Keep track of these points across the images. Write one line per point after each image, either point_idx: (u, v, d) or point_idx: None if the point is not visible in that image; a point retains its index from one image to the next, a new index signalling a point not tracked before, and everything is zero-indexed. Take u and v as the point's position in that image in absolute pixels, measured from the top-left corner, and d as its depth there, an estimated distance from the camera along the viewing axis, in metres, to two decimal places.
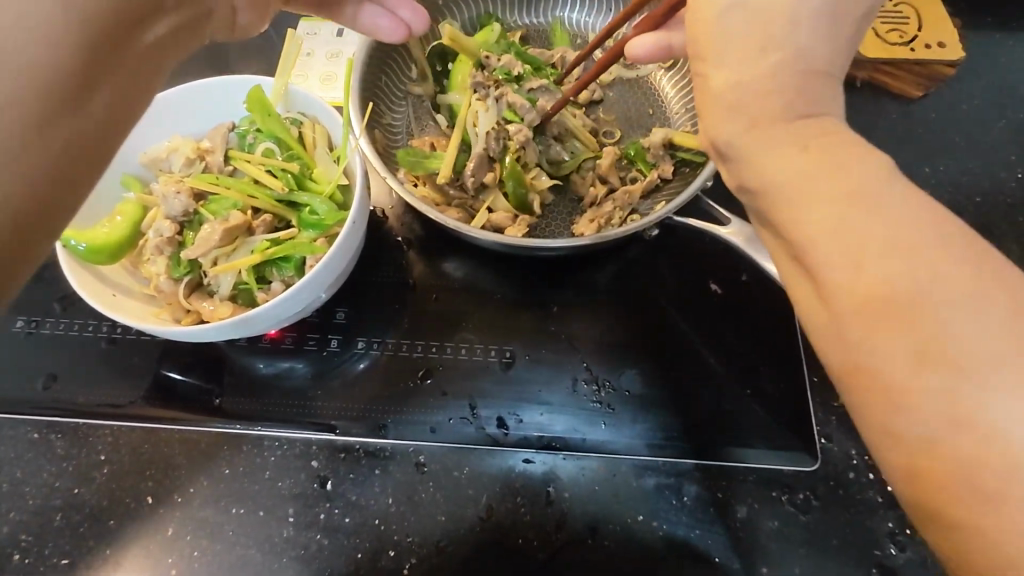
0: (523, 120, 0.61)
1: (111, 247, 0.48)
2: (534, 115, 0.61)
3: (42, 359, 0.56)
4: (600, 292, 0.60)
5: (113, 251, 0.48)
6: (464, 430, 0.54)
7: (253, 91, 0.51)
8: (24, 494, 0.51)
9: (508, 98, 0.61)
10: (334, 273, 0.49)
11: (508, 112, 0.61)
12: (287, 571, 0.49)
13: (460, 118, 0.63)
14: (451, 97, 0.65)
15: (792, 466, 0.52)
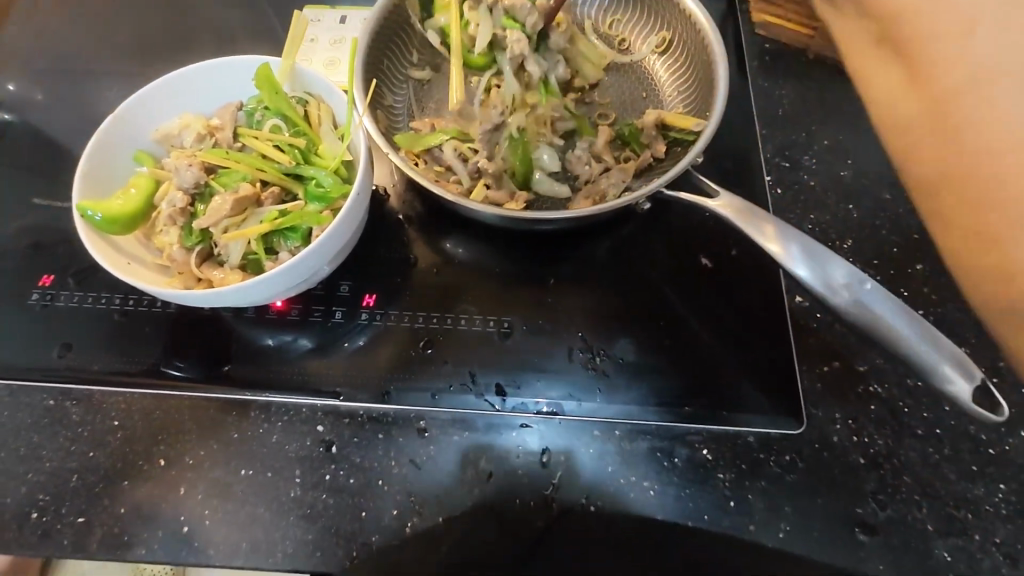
0: (524, 25, 0.63)
1: (126, 218, 0.50)
2: (535, 18, 0.63)
3: (58, 329, 0.59)
4: (595, 267, 0.62)
5: (127, 221, 0.50)
6: (464, 396, 0.56)
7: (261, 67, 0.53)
8: (41, 456, 0.54)
9: (505, 4, 0.63)
10: (339, 243, 0.51)
11: (508, 19, 0.64)
12: (295, 528, 0.51)
13: (457, 37, 0.67)
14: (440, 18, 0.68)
15: (779, 429, 0.54)
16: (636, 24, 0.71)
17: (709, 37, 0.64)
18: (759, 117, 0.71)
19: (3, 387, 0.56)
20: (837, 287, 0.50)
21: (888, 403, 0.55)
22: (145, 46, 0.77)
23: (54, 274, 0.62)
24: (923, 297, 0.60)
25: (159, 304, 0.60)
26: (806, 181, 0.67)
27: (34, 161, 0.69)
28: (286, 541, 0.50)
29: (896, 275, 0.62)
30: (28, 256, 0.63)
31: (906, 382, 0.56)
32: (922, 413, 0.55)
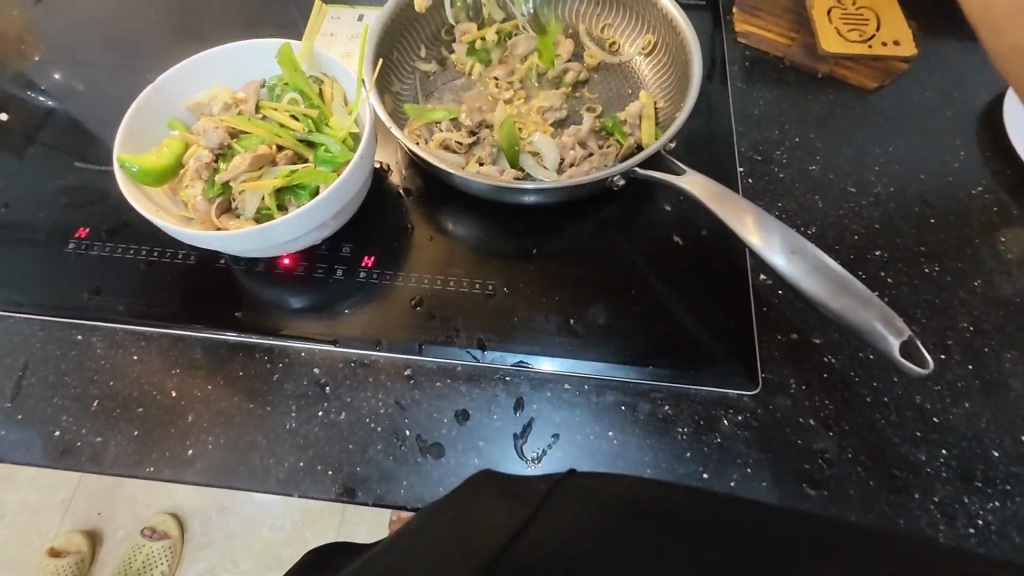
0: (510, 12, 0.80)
1: (157, 171, 0.57)
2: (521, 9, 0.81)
3: (90, 275, 0.66)
4: (575, 240, 0.68)
5: (159, 175, 0.57)
6: (448, 348, 0.61)
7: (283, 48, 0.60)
8: (67, 384, 0.60)
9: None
10: (343, 201, 0.58)
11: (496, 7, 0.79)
12: (289, 456, 0.56)
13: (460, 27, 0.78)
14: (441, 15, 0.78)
15: (736, 390, 0.59)
16: (625, 28, 0.78)
17: (687, 39, 0.70)
18: (735, 116, 0.77)
19: (38, 322, 0.63)
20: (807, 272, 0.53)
21: (840, 372, 0.60)
22: (180, 36, 0.86)
23: (89, 228, 0.69)
24: (880, 280, 0.65)
25: (180, 257, 0.66)
26: (776, 173, 0.72)
27: (77, 135, 0.77)
28: (279, 466, 0.56)
29: (856, 259, 0.66)
30: (67, 213, 0.70)
31: (858, 355, 0.60)
32: (872, 383, 0.59)
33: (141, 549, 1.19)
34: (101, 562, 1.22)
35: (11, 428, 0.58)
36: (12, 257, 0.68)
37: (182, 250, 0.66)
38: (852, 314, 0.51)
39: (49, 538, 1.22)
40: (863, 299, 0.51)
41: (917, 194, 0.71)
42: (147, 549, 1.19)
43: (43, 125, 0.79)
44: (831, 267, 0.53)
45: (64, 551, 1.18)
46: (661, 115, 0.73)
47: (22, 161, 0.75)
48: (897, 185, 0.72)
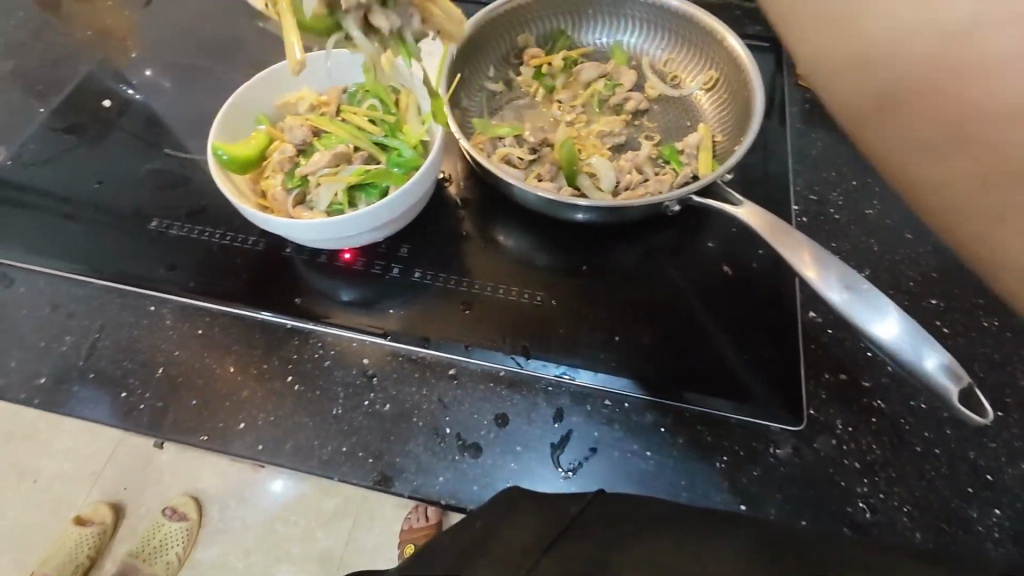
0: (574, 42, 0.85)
1: (245, 160, 0.62)
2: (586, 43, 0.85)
3: (168, 251, 0.70)
4: (626, 261, 0.69)
5: (245, 163, 0.62)
6: (494, 353, 0.63)
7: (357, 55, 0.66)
8: (137, 349, 0.64)
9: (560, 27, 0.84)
10: (409, 202, 0.61)
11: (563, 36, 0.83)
12: (333, 440, 0.58)
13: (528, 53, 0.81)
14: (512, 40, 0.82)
15: (779, 424, 0.58)
16: (688, 62, 0.80)
17: (751, 77, 0.71)
18: (792, 155, 0.78)
19: (116, 290, 0.68)
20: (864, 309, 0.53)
21: (889, 418, 0.58)
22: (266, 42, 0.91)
23: (171, 209, 0.74)
24: (935, 329, 0.64)
25: (250, 243, 0.70)
26: (832, 214, 0.72)
27: (166, 124, 0.83)
28: (322, 449, 0.58)
29: (910, 306, 0.65)
30: (153, 194, 0.76)
31: (909, 402, 0.59)
32: (923, 432, 0.57)
33: (160, 528, 1.23)
34: (121, 536, 1.27)
35: (84, 384, 0.62)
36: (100, 229, 0.73)
37: (253, 237, 0.71)
38: (911, 357, 0.50)
39: (76, 507, 1.27)
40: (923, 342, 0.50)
41: None
42: (165, 528, 1.23)
43: (136, 111, 0.85)
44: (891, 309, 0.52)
45: (88, 521, 1.24)
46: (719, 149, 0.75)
47: (115, 143, 0.81)
48: None
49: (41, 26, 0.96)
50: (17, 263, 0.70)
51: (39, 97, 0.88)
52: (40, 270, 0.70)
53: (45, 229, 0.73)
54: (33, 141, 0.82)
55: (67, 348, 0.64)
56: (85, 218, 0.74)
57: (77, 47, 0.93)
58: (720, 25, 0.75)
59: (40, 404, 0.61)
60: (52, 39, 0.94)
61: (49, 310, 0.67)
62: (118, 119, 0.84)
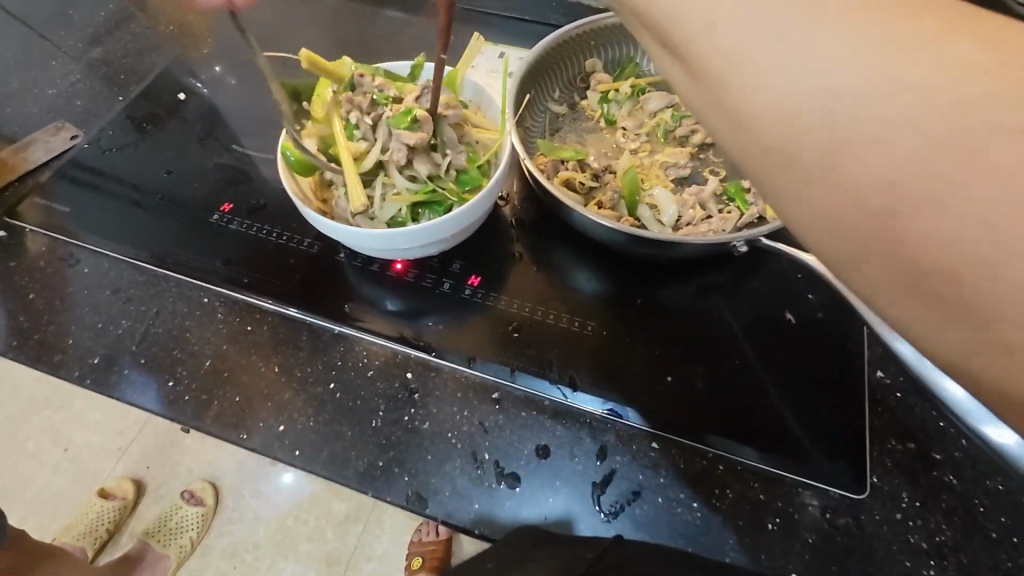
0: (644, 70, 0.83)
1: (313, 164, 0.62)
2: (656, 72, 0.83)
3: (226, 245, 0.72)
4: (682, 297, 0.67)
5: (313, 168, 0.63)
6: (539, 380, 0.61)
7: (420, 63, 0.67)
8: (187, 339, 0.65)
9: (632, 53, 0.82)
10: (469, 220, 0.61)
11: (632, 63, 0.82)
12: (369, 454, 0.57)
13: (596, 78, 0.80)
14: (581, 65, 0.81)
15: (839, 489, 0.54)
16: None
17: None
18: None
19: (174, 279, 0.69)
20: None
21: (961, 497, 0.54)
22: (334, 46, 0.92)
23: (233, 204, 0.76)
24: None
25: (305, 244, 0.71)
26: None
27: (234, 120, 0.85)
28: (359, 460, 0.57)
29: None
30: (218, 188, 0.77)
31: (985, 482, 0.55)
32: (999, 517, 0.53)
33: (176, 512, 1.23)
34: (139, 514, 1.27)
35: (134, 368, 0.63)
36: (164, 218, 0.75)
37: (308, 238, 0.71)
38: None
39: (102, 480, 1.29)
40: None
41: None
42: (182, 512, 1.23)
43: (208, 105, 0.87)
44: None
45: (111, 495, 1.25)
46: None
47: (185, 134, 0.84)
48: None
49: (127, 18, 1.01)
50: (84, 244, 0.73)
51: (119, 85, 0.92)
52: (105, 252, 0.72)
53: (113, 213, 0.76)
54: (109, 127, 0.85)
55: (122, 331, 0.65)
56: (151, 206, 0.76)
57: (158, 41, 0.97)
58: None
59: (91, 384, 0.63)
60: (137, 31, 0.99)
61: (109, 292, 0.69)
62: (189, 112, 0.87)
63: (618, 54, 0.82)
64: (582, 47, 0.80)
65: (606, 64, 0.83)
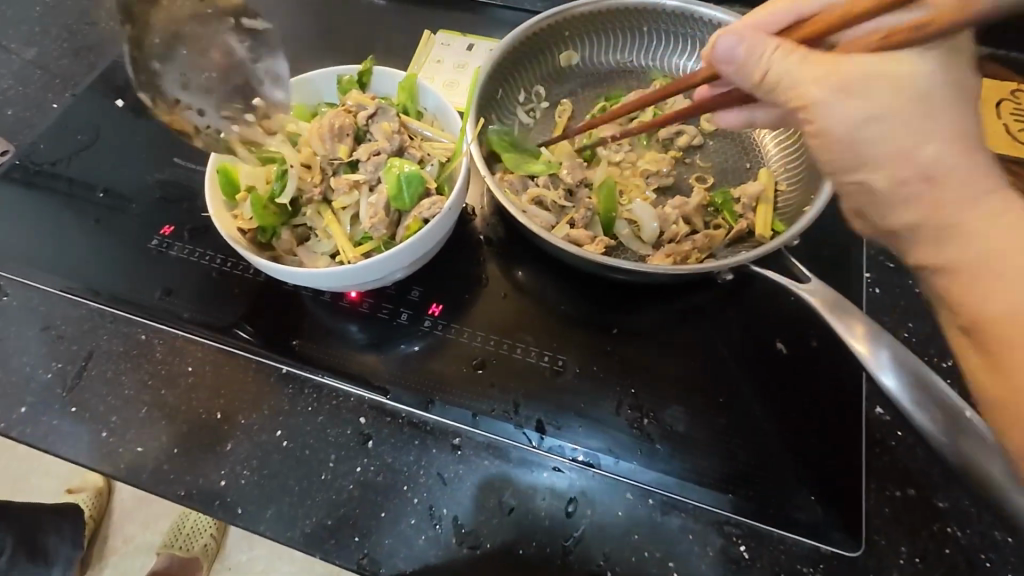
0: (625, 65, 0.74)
1: (232, 179, 0.54)
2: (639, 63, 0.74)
3: (167, 274, 0.66)
4: (662, 324, 0.61)
5: (230, 181, 0.54)
6: (504, 425, 0.56)
7: (367, 69, 0.59)
8: (122, 383, 0.59)
9: (609, 45, 0.73)
10: (420, 252, 0.54)
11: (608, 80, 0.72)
12: (318, 511, 0.53)
13: None
14: (555, 61, 0.72)
15: (832, 546, 0.49)
16: None
17: None
18: None
19: (109, 315, 0.64)
20: (926, 408, 0.46)
21: (965, 551, 0.49)
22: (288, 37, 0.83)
23: (174, 226, 0.69)
24: None
25: (250, 272, 0.65)
26: (911, 287, 0.62)
27: None
28: (306, 519, 0.52)
29: None
30: (158, 208, 0.71)
31: (993, 534, 0.50)
32: (1007, 573, 0.48)
33: (188, 517, 1.18)
34: (124, 511, 1.23)
35: (65, 419, 0.58)
36: (99, 245, 0.69)
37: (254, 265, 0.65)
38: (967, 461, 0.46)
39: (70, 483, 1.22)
40: (948, 405, 0.47)
41: None
42: (194, 517, 1.18)
43: (151, 111, 0.80)
44: (937, 385, 0.47)
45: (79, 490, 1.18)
46: (780, 200, 0.65)
47: (124, 147, 0.77)
48: None
49: (69, 11, 0.92)
50: (13, 275, 0.67)
51: (57, 90, 0.84)
52: (34, 285, 0.66)
53: (45, 239, 0.70)
54: (43, 139, 0.78)
55: (51, 376, 0.60)
56: (87, 230, 0.70)
57: (100, 36, 0.89)
58: None
59: (18, 436, 0.58)
60: (78, 26, 0.90)
61: (38, 331, 0.63)
62: (129, 119, 0.79)
63: (593, 46, 0.73)
64: (554, 40, 0.71)
65: (583, 57, 0.73)
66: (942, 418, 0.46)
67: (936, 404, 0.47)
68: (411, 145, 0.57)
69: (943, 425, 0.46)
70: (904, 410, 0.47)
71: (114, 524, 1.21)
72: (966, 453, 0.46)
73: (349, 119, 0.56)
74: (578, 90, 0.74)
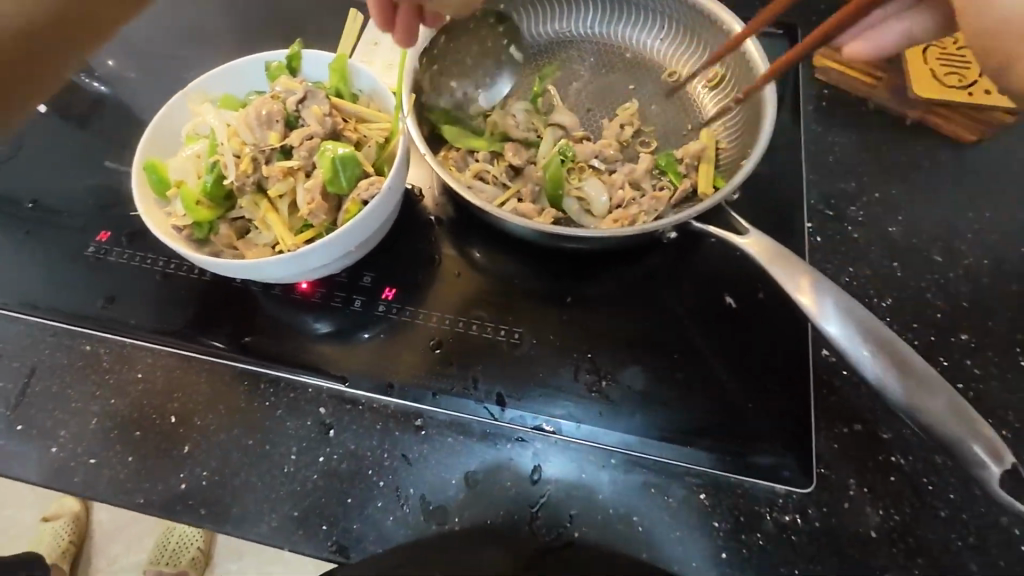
0: (565, 35, 0.74)
1: (162, 174, 0.52)
2: (578, 32, 0.74)
3: (107, 281, 0.63)
4: (615, 288, 0.61)
5: (160, 176, 0.52)
6: (464, 401, 0.56)
7: (294, 54, 0.57)
8: (69, 397, 0.58)
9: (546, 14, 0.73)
10: (363, 235, 0.53)
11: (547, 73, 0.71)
12: (282, 503, 0.52)
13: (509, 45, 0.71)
14: None
15: (785, 485, 0.52)
16: (691, 57, 0.70)
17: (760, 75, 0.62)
18: (807, 163, 0.69)
19: (49, 328, 0.61)
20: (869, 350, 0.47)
21: (909, 478, 0.52)
22: (221, 31, 0.81)
23: (111, 231, 0.67)
24: (965, 369, 0.56)
25: (195, 272, 0.63)
26: (850, 233, 0.64)
27: (113, 130, 0.75)
28: (272, 514, 0.52)
29: (938, 341, 0.58)
30: (93, 214, 0.68)
31: (934, 459, 0.52)
32: (948, 494, 0.51)
33: (172, 533, 1.15)
34: (102, 535, 1.19)
35: (11, 438, 0.56)
36: (34, 257, 0.66)
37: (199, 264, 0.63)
38: (915, 396, 0.46)
39: (40, 510, 1.17)
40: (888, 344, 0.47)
41: (1014, 272, 0.62)
42: (177, 532, 1.15)
43: (77, 115, 0.76)
44: (877, 327, 0.48)
45: (52, 517, 1.14)
46: (722, 157, 0.66)
47: (52, 153, 0.73)
48: (992, 259, 0.62)
49: None
50: None
51: None
52: None
53: None
54: None
55: None
56: (17, 244, 0.67)
57: None
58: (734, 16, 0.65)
59: None
60: None
61: None
62: (55, 124, 0.75)
63: (528, 17, 0.73)
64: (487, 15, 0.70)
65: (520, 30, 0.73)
66: (886, 359, 0.47)
67: (877, 344, 0.48)
68: (345, 128, 0.55)
69: (887, 364, 0.47)
70: (847, 355, 0.48)
71: (95, 550, 1.17)
72: (911, 390, 0.46)
73: (277, 105, 0.54)
74: (518, 63, 0.73)
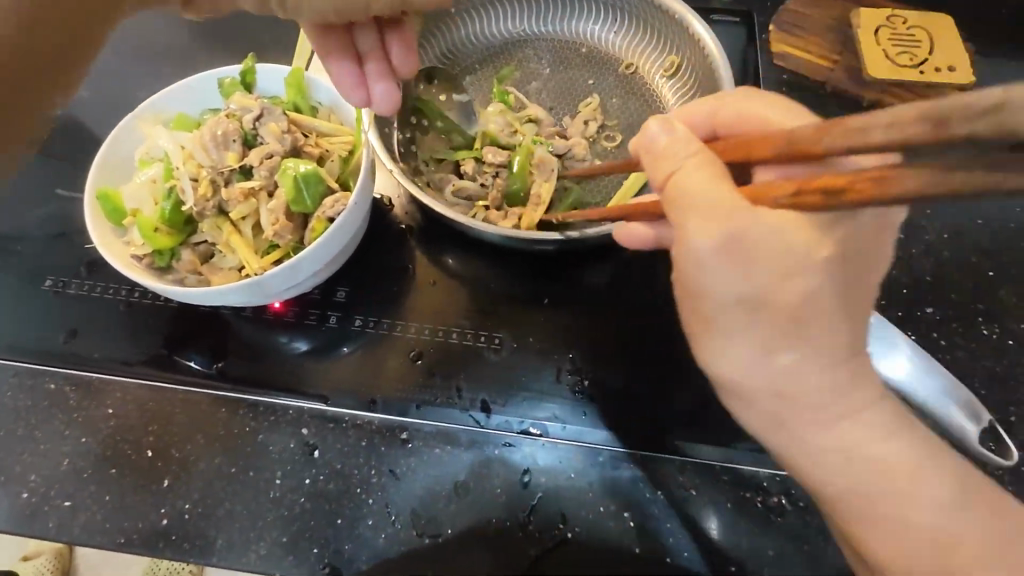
0: (520, 31, 0.73)
1: (117, 203, 0.50)
2: (533, 28, 0.73)
3: (67, 315, 0.61)
4: (592, 286, 0.62)
5: (115, 206, 0.51)
6: (448, 411, 0.56)
7: (248, 68, 0.55)
8: (37, 438, 0.55)
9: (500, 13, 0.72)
10: (332, 253, 0.52)
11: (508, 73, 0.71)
12: (269, 530, 0.51)
13: None
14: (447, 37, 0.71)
15: (769, 469, 0.53)
16: (647, 49, 0.70)
17: (716, 60, 0.62)
18: None
19: (8, 369, 0.59)
20: None
21: None
22: (169, 44, 0.78)
23: (67, 262, 0.64)
24: (932, 341, 0.58)
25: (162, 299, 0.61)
26: None
27: (60, 155, 0.71)
28: (260, 541, 0.51)
29: (905, 316, 0.60)
30: (46, 245, 0.65)
31: None
32: None
33: None
34: None
35: None
36: None
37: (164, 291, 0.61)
38: None
39: None
40: None
41: (972, 243, 0.64)
42: None
43: None
44: None
45: None
46: None
47: None
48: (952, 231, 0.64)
49: None
50: None
51: None
52: None
53: None
54: None
55: None
56: None
57: None
58: (685, 7, 0.65)
59: None
60: None
61: None
62: None
63: (482, 16, 0.72)
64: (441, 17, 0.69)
65: (475, 30, 0.72)
66: None
67: None
68: (306, 143, 0.54)
69: None
70: None
71: None
72: None
73: (234, 124, 0.53)
74: (475, 67, 0.72)
